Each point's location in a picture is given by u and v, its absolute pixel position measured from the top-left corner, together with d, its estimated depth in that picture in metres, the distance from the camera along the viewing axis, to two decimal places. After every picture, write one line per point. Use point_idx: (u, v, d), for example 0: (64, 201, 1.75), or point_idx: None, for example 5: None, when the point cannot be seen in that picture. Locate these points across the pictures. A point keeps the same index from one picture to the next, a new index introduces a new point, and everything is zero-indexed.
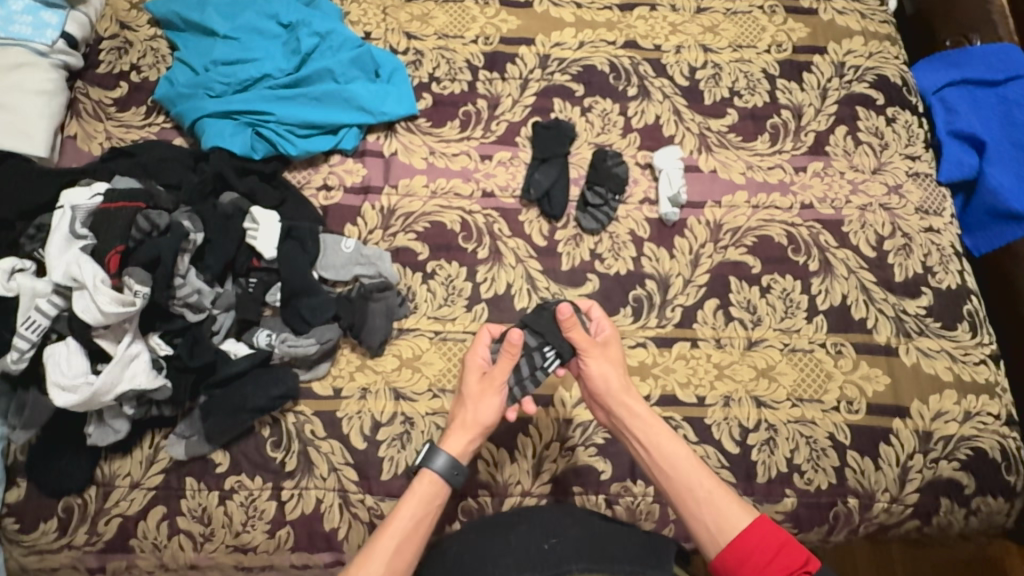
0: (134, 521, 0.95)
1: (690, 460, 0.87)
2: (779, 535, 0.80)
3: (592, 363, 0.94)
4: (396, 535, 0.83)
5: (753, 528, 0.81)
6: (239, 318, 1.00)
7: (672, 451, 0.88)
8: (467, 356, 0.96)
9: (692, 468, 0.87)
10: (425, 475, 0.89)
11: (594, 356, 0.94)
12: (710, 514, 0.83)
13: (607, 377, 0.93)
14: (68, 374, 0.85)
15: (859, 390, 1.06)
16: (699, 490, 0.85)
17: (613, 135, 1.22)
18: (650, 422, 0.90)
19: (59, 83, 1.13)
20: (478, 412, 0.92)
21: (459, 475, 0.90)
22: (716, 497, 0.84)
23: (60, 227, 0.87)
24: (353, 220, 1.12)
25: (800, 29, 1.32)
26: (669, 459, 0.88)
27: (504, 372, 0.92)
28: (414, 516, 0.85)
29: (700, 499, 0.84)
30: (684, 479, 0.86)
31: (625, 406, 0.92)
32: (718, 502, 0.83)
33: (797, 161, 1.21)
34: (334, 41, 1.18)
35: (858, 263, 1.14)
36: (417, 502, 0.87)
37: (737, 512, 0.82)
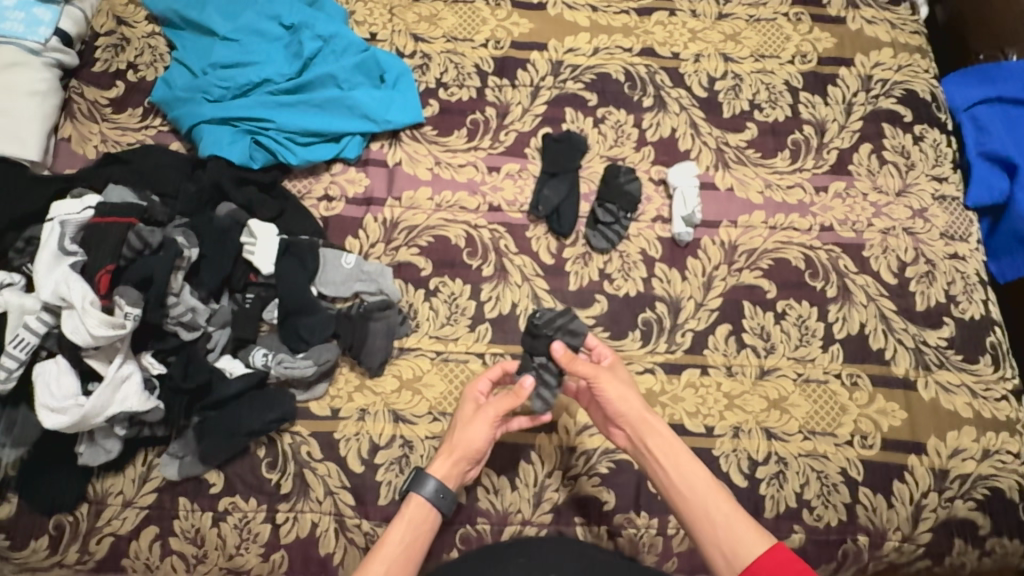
0: (126, 540, 0.93)
1: (708, 481, 0.80)
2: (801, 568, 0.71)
3: (607, 387, 0.89)
4: (384, 560, 0.80)
5: (771, 557, 0.72)
6: (235, 335, 0.97)
7: (690, 472, 0.81)
8: (474, 382, 0.95)
9: (710, 491, 0.79)
10: (414, 498, 0.86)
11: (609, 378, 0.89)
12: (728, 542, 0.75)
13: (624, 398, 0.88)
14: (57, 396, 0.83)
15: (874, 424, 1.02)
16: (717, 515, 0.77)
17: (626, 148, 1.17)
18: (668, 442, 0.84)
19: (52, 83, 1.09)
20: (462, 436, 0.89)
21: (448, 500, 0.87)
22: (735, 522, 0.76)
23: (49, 242, 0.85)
24: (354, 233, 1.09)
25: (827, 38, 1.25)
26: (687, 482, 0.81)
27: (501, 407, 0.90)
28: (402, 540, 0.82)
29: (717, 524, 0.77)
30: (702, 501, 0.79)
31: (644, 426, 0.86)
32: (737, 527, 0.76)
33: (818, 181, 1.16)
34: (338, 45, 1.13)
35: (879, 290, 1.09)
36: (405, 527, 0.84)
37: (755, 540, 0.74)
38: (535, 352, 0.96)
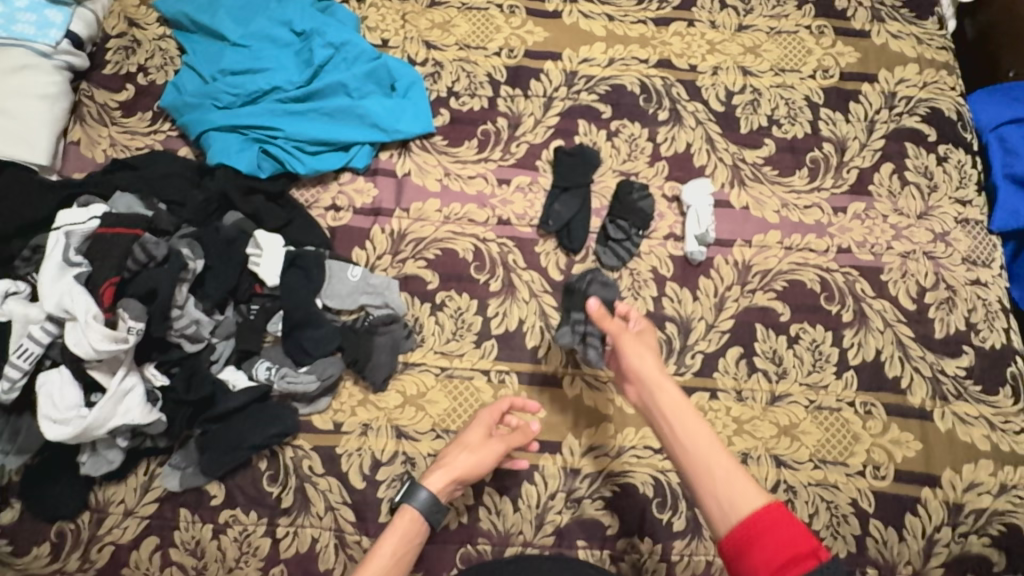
0: (127, 550, 0.93)
1: (711, 438, 0.78)
2: (798, 529, 0.66)
3: (626, 345, 0.89)
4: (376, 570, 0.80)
5: (765, 511, 0.68)
6: (239, 347, 0.96)
7: (693, 427, 0.79)
8: (486, 408, 0.96)
9: (713, 449, 0.77)
10: (406, 510, 0.86)
11: (627, 337, 0.90)
12: (723, 496, 0.72)
13: (641, 356, 0.88)
14: (60, 407, 0.82)
15: (887, 454, 1.00)
16: (717, 469, 0.74)
17: (639, 162, 1.15)
18: (676, 399, 0.83)
19: (62, 86, 1.08)
20: (469, 461, 0.90)
21: (439, 513, 0.88)
22: (733, 478, 0.73)
23: (54, 252, 0.84)
24: (361, 244, 1.07)
25: (850, 53, 1.22)
26: (689, 434, 0.79)
27: (511, 444, 0.93)
28: (394, 551, 0.83)
29: (715, 477, 0.74)
30: (702, 455, 0.76)
31: (654, 382, 0.85)
32: (735, 483, 0.72)
33: (836, 201, 1.13)
34: (349, 53, 1.12)
35: (896, 316, 1.07)
36: (396, 538, 0.84)
37: (752, 496, 0.71)
38: (572, 309, 1.03)
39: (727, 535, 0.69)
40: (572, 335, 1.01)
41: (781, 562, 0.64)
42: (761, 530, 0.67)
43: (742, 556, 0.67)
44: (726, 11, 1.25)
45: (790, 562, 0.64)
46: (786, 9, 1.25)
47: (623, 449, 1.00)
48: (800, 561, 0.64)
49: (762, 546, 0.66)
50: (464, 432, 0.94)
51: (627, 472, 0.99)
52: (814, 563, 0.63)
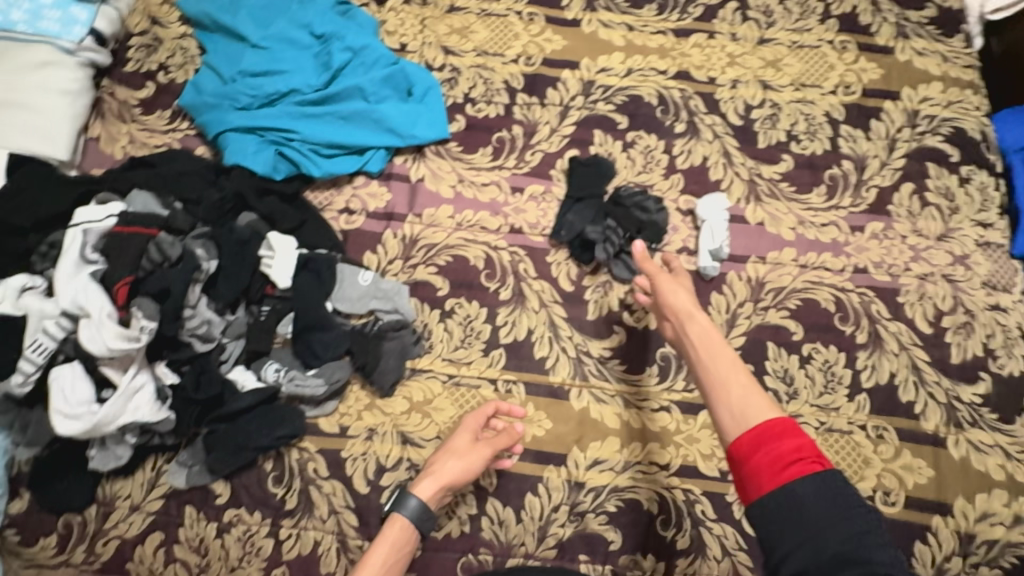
0: (132, 544, 0.94)
1: (733, 358, 0.76)
2: (808, 441, 0.65)
3: (661, 282, 0.89)
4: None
5: (778, 421, 0.67)
6: (248, 348, 0.96)
7: (716, 348, 0.78)
8: (471, 413, 0.96)
9: (734, 368, 0.75)
10: (395, 519, 0.87)
11: (662, 275, 0.90)
12: (736, 408, 0.70)
13: (674, 290, 0.87)
14: (71, 403, 0.83)
15: (898, 480, 0.98)
16: (734, 386, 0.73)
17: (654, 174, 1.14)
18: (704, 325, 0.82)
19: (84, 83, 1.10)
20: (456, 466, 0.91)
21: (429, 520, 0.89)
22: (750, 393, 0.71)
23: (71, 250, 0.85)
24: (373, 248, 1.07)
25: (872, 69, 1.20)
26: (712, 355, 0.77)
27: (498, 446, 0.93)
28: (385, 560, 0.84)
29: (731, 392, 0.72)
30: (722, 371, 0.75)
31: (685, 313, 0.84)
32: (751, 397, 0.71)
33: (854, 220, 1.11)
34: (367, 57, 1.12)
35: (912, 339, 1.05)
36: (386, 548, 0.85)
37: (766, 410, 0.69)
38: (609, 216, 1.09)
39: (735, 441, 0.68)
40: (601, 233, 1.07)
41: (786, 465, 0.63)
42: (770, 435, 0.66)
43: (748, 458, 0.66)
44: (747, 23, 1.23)
45: (795, 467, 0.63)
46: (808, 23, 1.23)
47: (628, 464, 0.99)
48: (804, 466, 0.63)
49: (767, 451, 0.65)
50: (451, 438, 0.94)
51: (631, 488, 0.98)
52: (819, 469, 0.63)
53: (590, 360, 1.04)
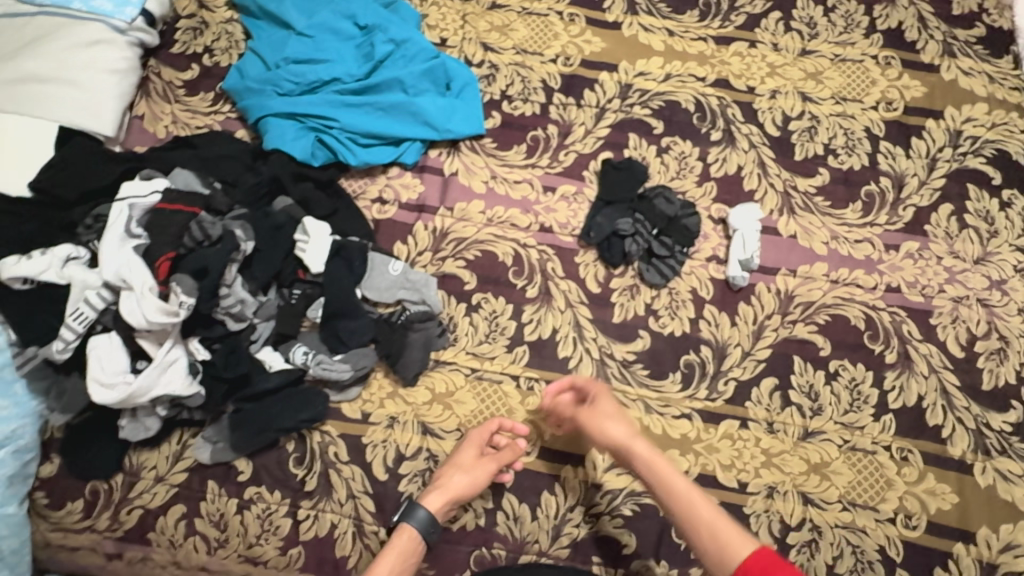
0: (155, 515, 0.96)
1: (688, 486, 0.85)
2: (785, 567, 0.75)
3: (590, 423, 0.93)
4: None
5: (757, 557, 0.76)
6: (278, 330, 0.97)
7: (671, 485, 0.85)
8: (472, 430, 0.98)
9: (695, 500, 0.84)
10: (404, 531, 0.90)
11: (587, 413, 0.93)
12: (714, 549, 0.80)
13: (606, 427, 0.91)
14: (107, 372, 0.85)
15: (921, 504, 0.96)
16: (701, 524, 0.82)
17: (687, 181, 1.13)
18: (648, 459, 0.88)
19: (132, 62, 1.11)
20: (460, 482, 0.92)
21: (435, 531, 0.91)
22: (719, 528, 0.81)
23: (116, 224, 0.87)
24: (403, 239, 1.09)
25: (916, 87, 1.18)
26: (672, 494, 0.85)
27: (500, 463, 0.95)
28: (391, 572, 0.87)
29: (704, 535, 0.81)
30: (685, 512, 0.83)
31: (624, 449, 0.90)
32: (722, 535, 0.80)
33: (889, 238, 1.10)
34: (409, 50, 1.13)
35: (942, 362, 1.03)
36: (394, 558, 0.88)
37: (738, 540, 0.80)
38: (640, 209, 1.09)
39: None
40: (632, 225, 1.07)
41: None
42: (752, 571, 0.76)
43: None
44: (790, 34, 1.22)
45: None
46: (852, 37, 1.22)
47: None
48: None
49: None
50: (455, 453, 0.96)
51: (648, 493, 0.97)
52: None
53: (613, 362, 1.04)
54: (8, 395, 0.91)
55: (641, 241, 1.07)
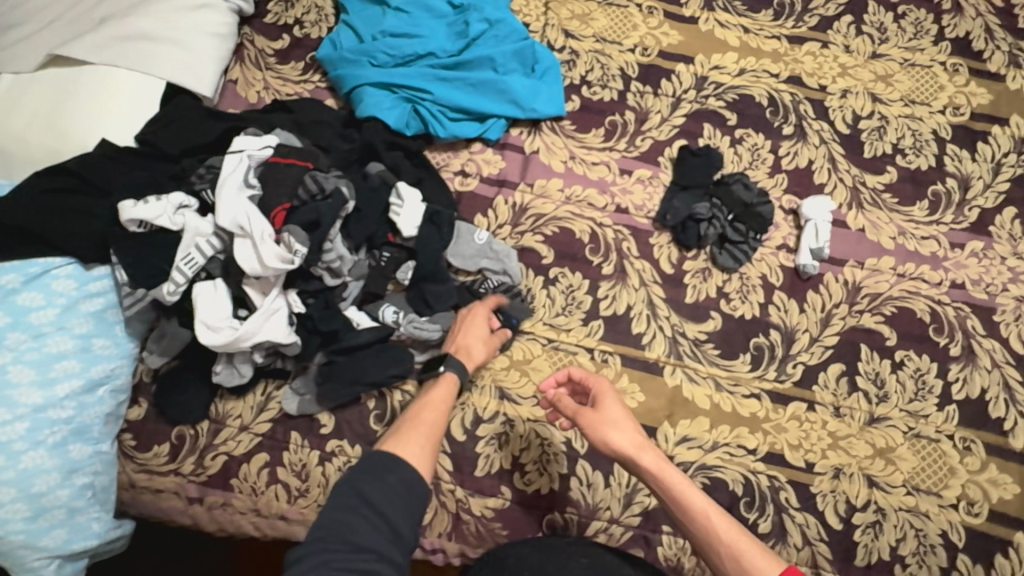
0: (238, 462, 0.98)
1: (703, 504, 0.82)
2: None
3: (592, 432, 0.88)
4: (434, 409, 0.88)
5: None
6: (367, 289, 1.01)
7: (685, 501, 0.82)
8: (474, 306, 1.02)
9: (712, 517, 0.81)
10: (448, 375, 0.93)
11: (591, 418, 0.89)
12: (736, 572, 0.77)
13: (609, 436, 0.87)
14: (215, 316, 0.89)
15: (983, 492, 0.99)
16: (720, 543, 0.79)
17: (759, 172, 1.17)
18: (659, 472, 0.84)
19: (231, 28, 1.15)
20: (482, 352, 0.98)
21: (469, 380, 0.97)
22: (741, 551, 0.78)
23: (236, 173, 0.92)
24: (484, 212, 1.12)
25: (982, 94, 1.22)
26: (685, 513, 0.82)
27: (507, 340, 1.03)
28: (446, 397, 0.91)
29: (724, 557, 0.78)
30: (702, 533, 0.80)
31: (631, 462, 0.86)
32: (744, 559, 0.77)
33: (954, 236, 1.13)
34: (501, 30, 1.18)
35: (1005, 357, 1.06)
36: (444, 392, 0.92)
37: (765, 568, 0.76)
38: (716, 195, 1.13)
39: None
40: (709, 209, 1.10)
41: None
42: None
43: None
44: (861, 37, 1.26)
45: None
46: (922, 43, 1.26)
47: (716, 444, 1.01)
48: None
49: None
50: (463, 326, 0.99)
51: (718, 467, 1.00)
52: None
53: (685, 341, 1.07)
54: (110, 336, 0.94)
55: (720, 224, 1.10)
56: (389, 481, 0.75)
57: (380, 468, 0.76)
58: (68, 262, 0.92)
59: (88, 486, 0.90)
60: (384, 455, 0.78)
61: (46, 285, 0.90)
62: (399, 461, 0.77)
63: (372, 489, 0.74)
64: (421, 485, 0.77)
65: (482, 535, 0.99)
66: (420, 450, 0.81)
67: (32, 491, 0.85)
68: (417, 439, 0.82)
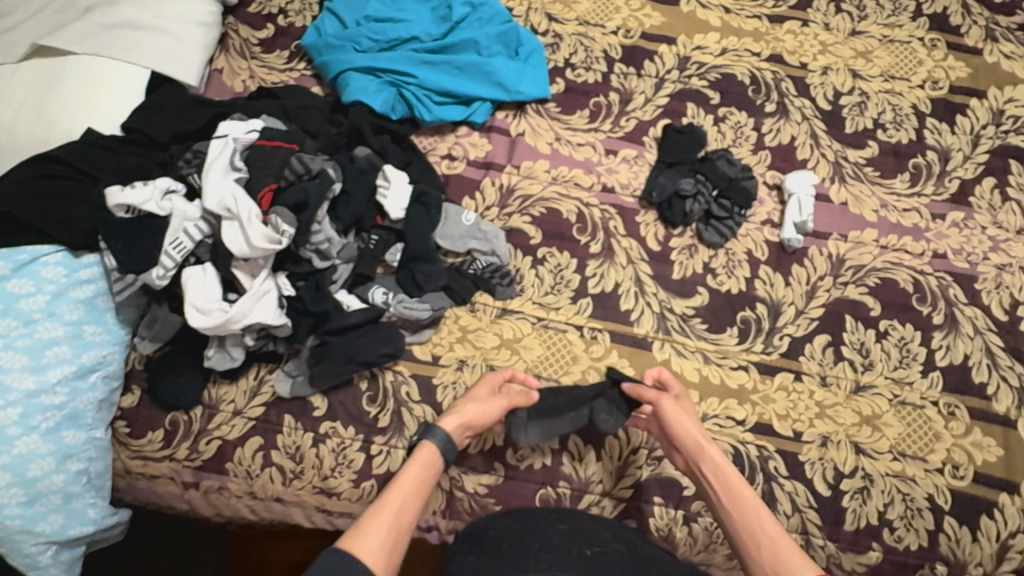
0: (232, 446, 0.99)
1: (755, 502, 0.89)
2: None
3: (669, 415, 0.96)
4: (403, 492, 0.86)
5: None
6: (357, 271, 1.03)
7: (739, 495, 0.90)
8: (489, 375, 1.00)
9: (760, 515, 0.88)
10: (424, 446, 0.92)
11: (670, 407, 0.96)
12: (772, 565, 0.83)
13: (683, 423, 0.95)
14: (204, 299, 0.90)
15: (968, 456, 1.01)
16: (763, 538, 0.85)
17: (743, 149, 1.18)
18: (720, 465, 0.92)
19: (216, 17, 1.15)
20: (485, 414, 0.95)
21: (453, 451, 0.94)
22: (781, 547, 0.84)
23: (222, 156, 0.93)
24: (471, 194, 1.13)
25: (960, 68, 1.24)
26: (738, 504, 0.89)
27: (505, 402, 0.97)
28: (417, 477, 0.89)
29: (764, 551, 0.84)
30: (748, 525, 0.87)
31: (699, 450, 0.93)
32: (783, 554, 0.83)
33: (935, 208, 1.15)
34: (484, 14, 1.20)
35: (987, 324, 1.08)
36: (418, 468, 0.90)
37: (799, 565, 0.81)
38: (700, 171, 1.14)
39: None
40: (694, 184, 1.12)
41: None
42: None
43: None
44: (841, 15, 1.28)
45: None
46: (900, 20, 1.27)
47: (706, 416, 1.03)
48: None
49: None
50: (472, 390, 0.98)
51: None
52: None
53: (673, 316, 1.08)
54: (101, 323, 0.94)
55: (704, 201, 1.12)
56: None
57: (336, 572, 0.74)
58: (56, 249, 0.92)
59: (83, 471, 0.90)
60: (342, 553, 0.76)
61: (35, 273, 0.90)
62: (356, 562, 0.75)
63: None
64: None
65: (476, 511, 1.00)
66: (380, 545, 0.79)
67: (27, 476, 0.85)
68: (375, 531, 0.80)
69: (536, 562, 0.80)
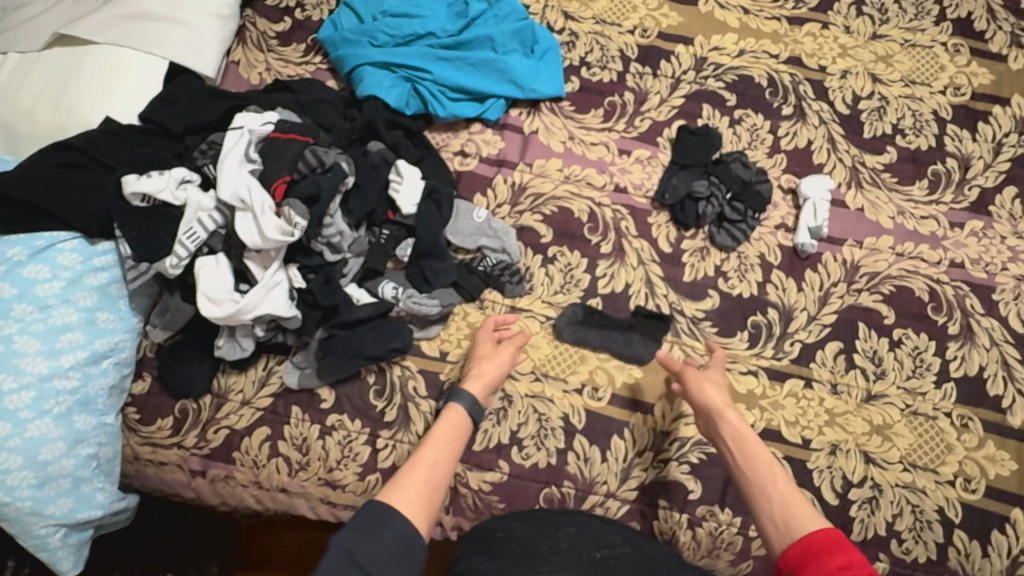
0: (240, 436, 0.99)
1: (770, 461, 0.87)
2: (853, 555, 0.72)
3: (691, 382, 0.96)
4: (435, 449, 0.87)
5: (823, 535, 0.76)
6: (367, 265, 1.03)
7: (753, 453, 0.88)
8: (484, 325, 1.02)
9: (772, 473, 0.85)
10: (451, 407, 0.92)
11: (691, 372, 0.97)
12: (780, 518, 0.80)
13: (703, 389, 0.95)
14: (216, 289, 0.91)
15: (980, 469, 1.00)
16: (773, 492, 0.83)
17: (759, 152, 1.17)
18: (736, 426, 0.91)
19: (234, 9, 1.15)
20: (498, 365, 0.97)
21: (481, 412, 0.95)
22: (792, 501, 0.81)
23: (237, 148, 0.95)
24: (483, 191, 1.13)
25: (983, 74, 1.22)
26: (752, 461, 0.87)
27: (513, 341, 1.01)
28: (449, 434, 0.89)
29: (774, 504, 0.82)
30: (760, 480, 0.85)
31: (716, 410, 0.93)
32: (793, 506, 0.81)
33: (954, 216, 1.13)
34: (501, 11, 1.20)
35: (1004, 336, 1.06)
36: (447, 427, 0.90)
37: (806, 518, 0.79)
38: (714, 172, 1.13)
39: (784, 552, 0.77)
40: (708, 186, 1.11)
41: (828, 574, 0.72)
42: (810, 549, 0.75)
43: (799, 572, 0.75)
44: (862, 18, 1.26)
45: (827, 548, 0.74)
46: (923, 24, 1.25)
47: None
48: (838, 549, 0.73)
49: (817, 564, 0.73)
50: (476, 349, 1.00)
51: None
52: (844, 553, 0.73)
53: (683, 319, 1.08)
54: (114, 310, 0.95)
55: (717, 203, 1.11)
56: (384, 537, 0.74)
57: (374, 525, 0.75)
58: (73, 236, 0.94)
59: (93, 456, 0.91)
60: (380, 505, 0.77)
61: (51, 259, 0.91)
62: (395, 514, 0.77)
63: (366, 548, 0.72)
64: (418, 538, 0.76)
65: (479, 508, 1.00)
66: (418, 499, 0.80)
67: (38, 459, 0.86)
68: (412, 486, 0.81)
69: (546, 564, 0.79)
